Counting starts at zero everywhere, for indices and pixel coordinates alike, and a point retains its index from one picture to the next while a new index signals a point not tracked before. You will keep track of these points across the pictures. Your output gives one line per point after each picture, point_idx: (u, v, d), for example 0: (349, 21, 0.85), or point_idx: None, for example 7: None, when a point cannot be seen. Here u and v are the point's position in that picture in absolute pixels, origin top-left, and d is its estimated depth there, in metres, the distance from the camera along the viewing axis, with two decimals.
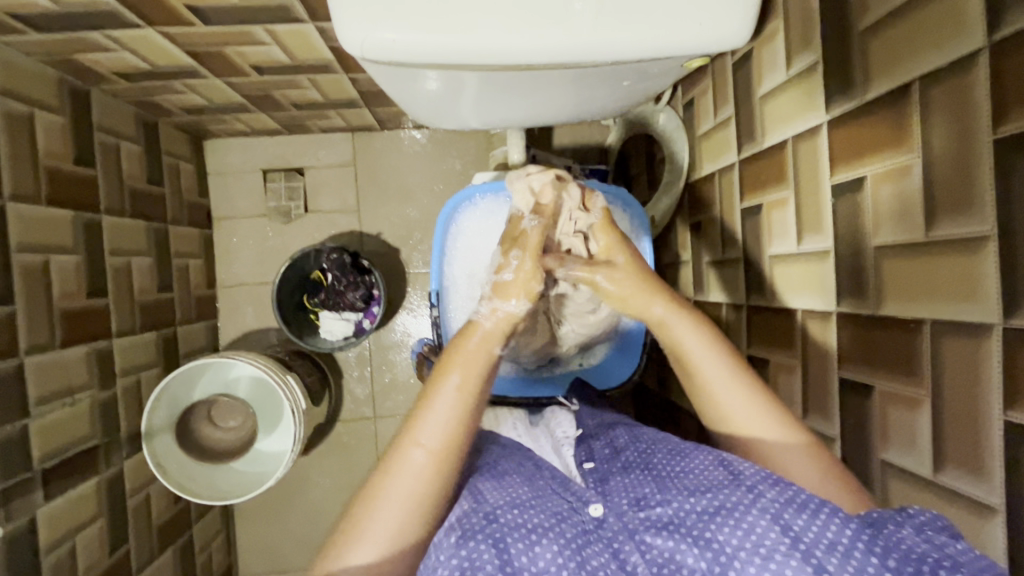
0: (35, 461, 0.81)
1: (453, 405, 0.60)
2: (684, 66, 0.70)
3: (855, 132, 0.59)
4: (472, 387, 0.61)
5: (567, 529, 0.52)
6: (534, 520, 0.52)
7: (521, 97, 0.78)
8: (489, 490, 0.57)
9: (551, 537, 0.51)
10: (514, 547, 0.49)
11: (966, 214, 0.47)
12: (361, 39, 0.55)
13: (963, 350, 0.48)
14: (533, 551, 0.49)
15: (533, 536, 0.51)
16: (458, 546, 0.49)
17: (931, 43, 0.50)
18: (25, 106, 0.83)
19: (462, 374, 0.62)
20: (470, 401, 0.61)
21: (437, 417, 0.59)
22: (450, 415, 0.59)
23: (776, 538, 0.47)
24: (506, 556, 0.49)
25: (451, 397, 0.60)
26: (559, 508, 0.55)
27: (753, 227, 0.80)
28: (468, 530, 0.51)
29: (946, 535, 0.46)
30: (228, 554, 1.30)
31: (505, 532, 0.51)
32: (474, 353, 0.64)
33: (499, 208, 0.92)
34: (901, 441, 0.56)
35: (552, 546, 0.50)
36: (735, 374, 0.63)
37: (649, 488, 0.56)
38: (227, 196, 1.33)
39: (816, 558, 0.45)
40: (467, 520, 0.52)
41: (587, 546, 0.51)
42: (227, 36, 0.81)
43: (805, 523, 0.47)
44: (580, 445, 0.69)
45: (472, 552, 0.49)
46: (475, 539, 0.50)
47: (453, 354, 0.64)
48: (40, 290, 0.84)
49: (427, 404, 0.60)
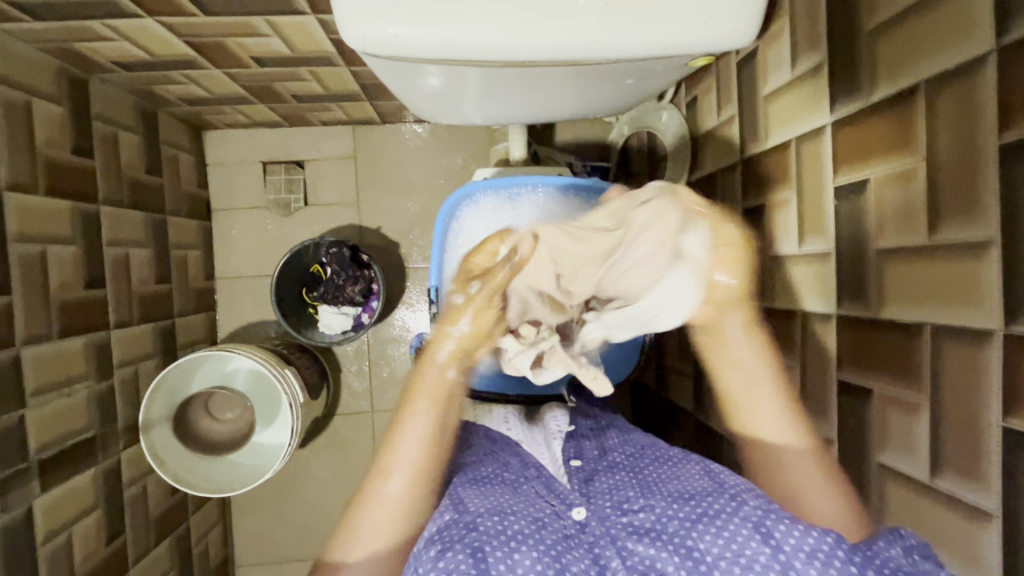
0: (31, 452, 0.81)
1: (420, 434, 0.62)
2: (689, 64, 0.69)
3: (860, 134, 0.59)
4: (441, 414, 0.63)
5: (547, 535, 0.54)
6: (513, 527, 0.54)
7: (525, 93, 0.77)
8: (471, 496, 0.59)
9: (530, 544, 0.53)
10: (491, 556, 0.51)
11: (969, 218, 0.47)
12: (363, 34, 0.54)
13: (964, 354, 0.48)
14: (512, 559, 0.51)
15: (513, 543, 0.53)
16: (438, 557, 0.51)
17: (938, 45, 0.50)
18: (23, 94, 0.82)
19: (427, 404, 0.62)
20: (436, 428, 0.63)
21: (406, 451, 0.62)
22: (416, 443, 0.62)
23: (756, 547, 0.50)
24: (483, 565, 0.50)
25: (418, 427, 0.62)
26: (540, 513, 0.57)
27: (755, 226, 0.80)
28: (448, 541, 0.53)
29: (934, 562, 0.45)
30: (224, 546, 1.30)
31: (483, 541, 0.52)
32: (443, 385, 0.63)
33: (500, 206, 0.92)
34: (899, 444, 0.56)
35: (530, 553, 0.52)
36: (784, 401, 0.64)
37: (632, 493, 0.59)
38: (226, 188, 1.32)
39: (789, 564, 0.49)
40: (448, 531, 0.54)
41: (566, 552, 0.53)
42: (228, 27, 0.80)
43: (784, 533, 0.50)
44: (569, 441, 0.68)
45: (450, 562, 0.50)
46: (453, 549, 0.51)
47: (415, 392, 0.63)
48: (37, 281, 0.83)
49: (396, 435, 0.63)
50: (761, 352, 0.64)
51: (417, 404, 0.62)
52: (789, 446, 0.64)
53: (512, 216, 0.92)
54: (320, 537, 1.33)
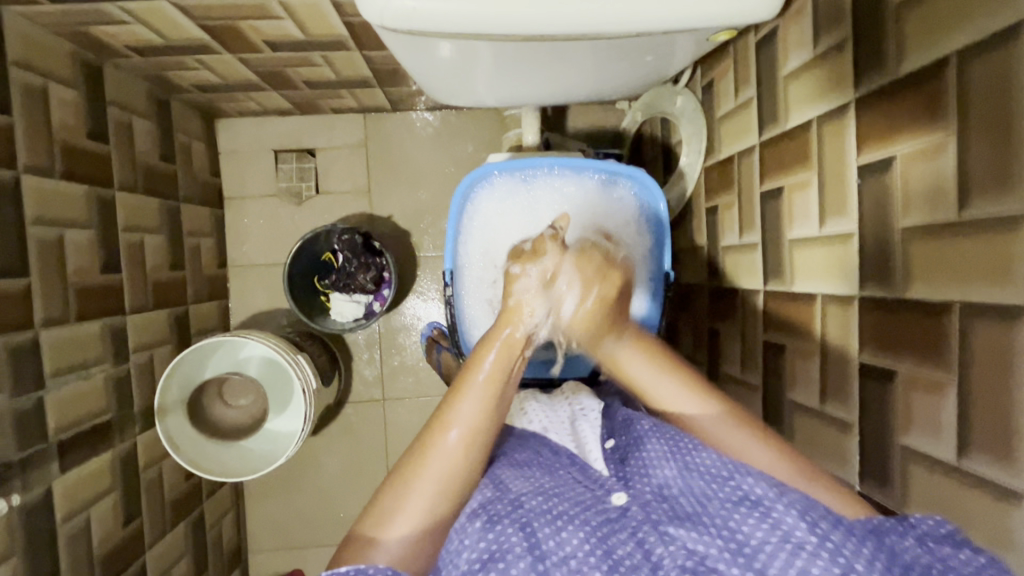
0: (50, 433, 0.82)
1: (483, 394, 0.61)
2: (709, 40, 0.68)
3: (884, 112, 0.58)
4: (501, 373, 0.63)
5: (592, 517, 0.54)
6: (559, 506, 0.55)
7: (541, 71, 0.77)
8: (512, 479, 0.59)
9: (576, 523, 0.53)
10: (541, 532, 0.52)
11: (1002, 193, 0.46)
12: (381, 7, 0.54)
13: (995, 333, 0.47)
14: (560, 537, 0.52)
15: (559, 522, 0.53)
16: (486, 530, 0.53)
17: (970, 15, 0.48)
18: (39, 78, 0.82)
19: (488, 374, 0.63)
20: (499, 388, 0.63)
21: (467, 409, 0.60)
22: (480, 406, 0.61)
23: (804, 534, 0.47)
24: (534, 540, 0.52)
25: (480, 389, 0.62)
26: (582, 496, 0.56)
27: (774, 210, 0.78)
28: (494, 516, 0.54)
29: (948, 546, 0.47)
30: (238, 532, 1.31)
31: (531, 517, 0.53)
32: (509, 348, 0.65)
33: (516, 187, 0.91)
34: (925, 426, 0.55)
35: (577, 532, 0.52)
36: (673, 374, 0.68)
37: (670, 471, 0.56)
38: (239, 176, 1.32)
39: (849, 565, 0.45)
40: (493, 506, 0.55)
41: (612, 535, 0.53)
42: (242, 9, 0.80)
43: (833, 525, 0.48)
44: (604, 421, 0.69)
45: (500, 535, 0.52)
46: (502, 523, 0.53)
47: (485, 345, 0.65)
48: (53, 264, 0.84)
49: (458, 393, 0.61)
50: (631, 342, 0.70)
51: (486, 359, 0.63)
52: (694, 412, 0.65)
53: (527, 198, 0.91)
54: (332, 524, 1.34)
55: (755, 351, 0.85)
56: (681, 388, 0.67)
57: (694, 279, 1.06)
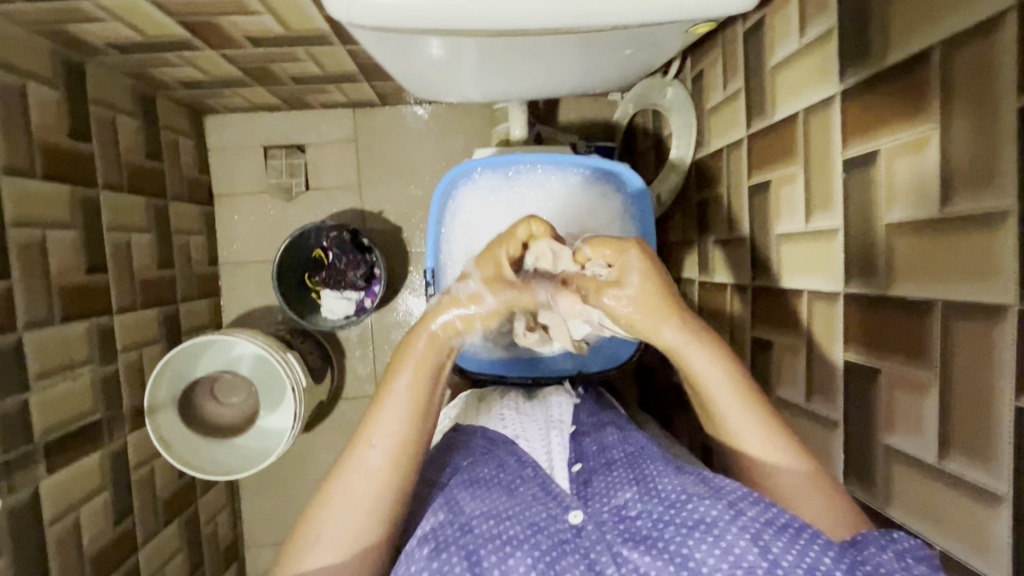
0: (37, 434, 0.82)
1: (403, 404, 0.60)
2: (690, 32, 0.67)
3: (869, 104, 0.56)
4: (422, 380, 0.61)
5: (542, 540, 0.55)
6: (509, 531, 0.55)
7: (521, 65, 0.75)
8: (469, 499, 0.59)
9: (524, 549, 0.54)
10: (486, 559, 0.54)
11: (984, 190, 0.45)
12: (346, 3, 0.53)
13: (976, 332, 0.46)
14: (507, 563, 0.54)
15: (506, 547, 0.54)
16: (432, 558, 0.54)
17: (953, 4, 0.47)
18: (18, 77, 0.81)
19: (412, 375, 0.61)
20: (420, 396, 0.61)
21: (388, 420, 0.60)
22: (402, 415, 0.60)
23: (754, 560, 0.50)
24: (477, 567, 0.53)
25: (402, 398, 0.60)
26: (536, 516, 0.57)
27: (761, 204, 0.77)
28: (443, 542, 0.55)
29: (925, 565, 0.46)
30: (234, 528, 1.32)
31: (479, 544, 0.55)
32: (438, 344, 0.62)
33: (499, 184, 0.90)
34: (907, 425, 0.54)
35: (524, 558, 0.54)
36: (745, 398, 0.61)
37: (630, 495, 0.58)
38: (227, 173, 1.31)
39: None
40: (443, 531, 0.56)
41: (561, 558, 0.54)
42: (219, 5, 0.79)
43: (783, 548, 0.50)
44: (570, 441, 0.68)
45: (444, 563, 0.53)
46: (447, 551, 0.54)
47: (413, 336, 0.63)
48: (37, 266, 0.83)
49: (379, 402, 0.60)
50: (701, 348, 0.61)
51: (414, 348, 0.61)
52: (781, 465, 0.60)
53: (510, 194, 0.90)
54: None
55: (743, 346, 0.84)
56: (757, 424, 0.61)
57: (685, 274, 1.05)
